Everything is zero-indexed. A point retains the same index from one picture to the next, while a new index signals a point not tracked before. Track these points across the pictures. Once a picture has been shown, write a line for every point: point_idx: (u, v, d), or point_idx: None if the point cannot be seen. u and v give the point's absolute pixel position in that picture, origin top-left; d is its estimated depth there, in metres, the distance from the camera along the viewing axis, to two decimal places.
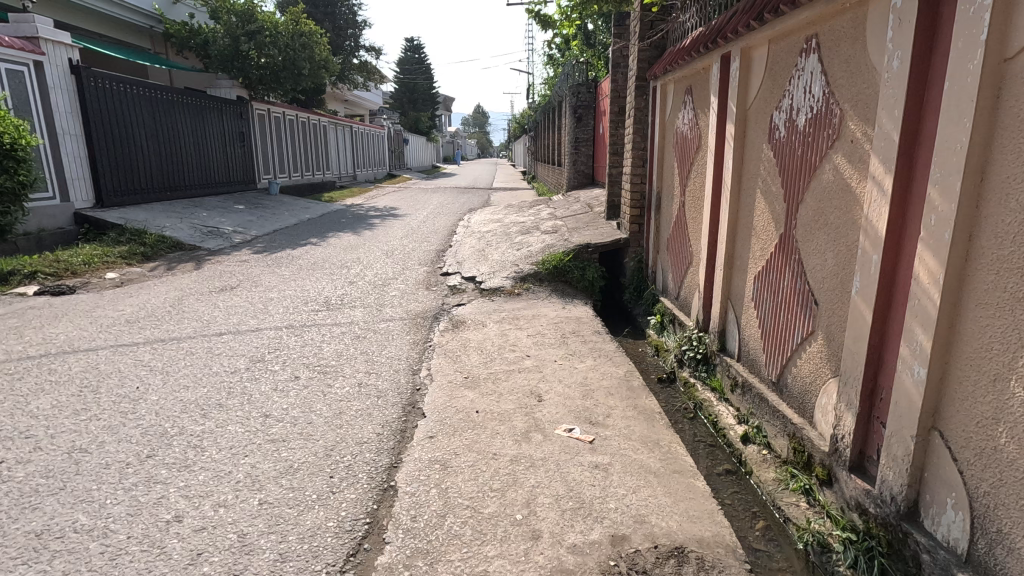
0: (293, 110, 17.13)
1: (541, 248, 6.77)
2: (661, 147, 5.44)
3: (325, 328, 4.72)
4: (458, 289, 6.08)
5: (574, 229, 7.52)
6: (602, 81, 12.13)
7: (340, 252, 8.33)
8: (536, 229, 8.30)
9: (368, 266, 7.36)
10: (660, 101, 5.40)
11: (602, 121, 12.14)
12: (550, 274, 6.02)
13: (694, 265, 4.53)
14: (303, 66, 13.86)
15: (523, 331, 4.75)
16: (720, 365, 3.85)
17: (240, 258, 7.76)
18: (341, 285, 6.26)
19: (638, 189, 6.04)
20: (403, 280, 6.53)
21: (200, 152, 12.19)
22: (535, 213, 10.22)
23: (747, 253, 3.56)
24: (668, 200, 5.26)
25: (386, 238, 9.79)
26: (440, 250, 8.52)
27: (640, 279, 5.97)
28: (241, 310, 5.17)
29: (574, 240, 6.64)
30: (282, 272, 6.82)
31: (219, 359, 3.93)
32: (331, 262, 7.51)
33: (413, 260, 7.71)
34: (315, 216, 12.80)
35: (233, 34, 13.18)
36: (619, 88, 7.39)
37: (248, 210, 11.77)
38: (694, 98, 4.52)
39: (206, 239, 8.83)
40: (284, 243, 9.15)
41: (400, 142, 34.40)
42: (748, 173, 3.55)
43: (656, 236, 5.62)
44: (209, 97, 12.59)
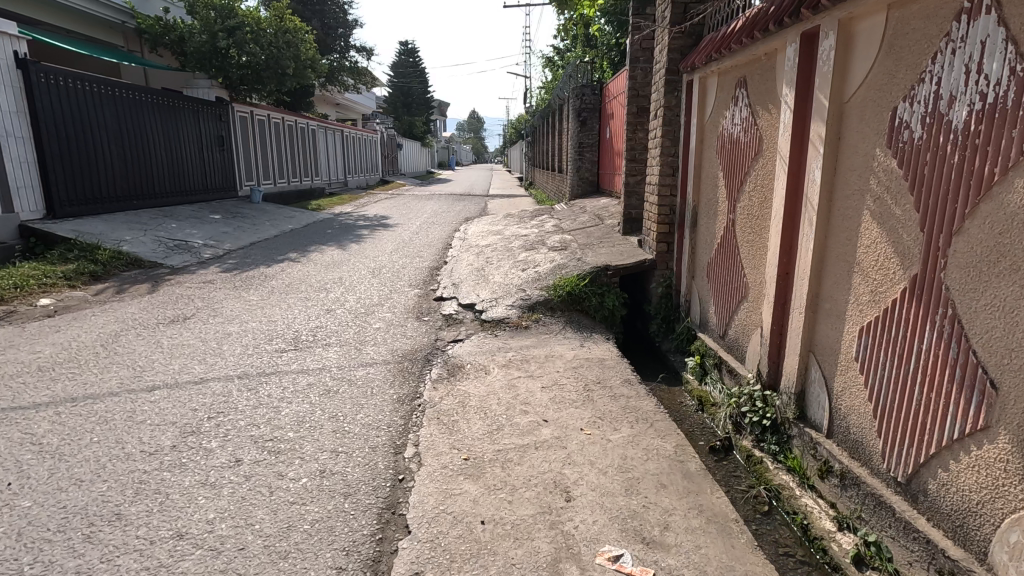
0: (278, 113, 16.18)
1: (551, 268, 5.85)
2: (699, 152, 4.53)
3: (289, 378, 3.77)
4: (454, 320, 5.15)
5: (586, 246, 6.60)
6: (610, 81, 11.26)
7: (320, 270, 7.37)
8: (541, 244, 7.39)
9: (350, 288, 6.41)
10: (697, 97, 4.49)
11: (609, 126, 11.26)
12: (563, 302, 5.09)
13: (754, 301, 3.62)
14: (286, 66, 12.91)
15: (535, 382, 3.81)
16: (800, 438, 2.93)
17: (205, 278, 6.81)
18: (317, 314, 5.32)
19: (667, 202, 5.13)
20: (390, 307, 5.60)
21: (174, 157, 11.25)
22: (539, 225, 9.30)
23: (844, 294, 2.64)
24: (710, 217, 4.35)
25: (374, 252, 8.83)
26: (434, 268, 7.58)
27: (671, 308, 5.07)
28: (189, 351, 4.23)
29: (589, 259, 5.73)
30: (249, 297, 5.86)
31: (138, 431, 2.97)
32: (309, 283, 6.56)
33: (403, 281, 6.77)
34: (299, 226, 11.86)
35: (211, 29, 12.09)
36: (637, 87, 6.51)
37: (225, 220, 10.80)
38: (752, 92, 3.60)
39: (170, 255, 7.86)
40: (259, 258, 8.18)
41: (393, 146, 33.46)
42: (846, 188, 2.63)
43: (691, 259, 4.71)
44: (183, 98, 11.63)
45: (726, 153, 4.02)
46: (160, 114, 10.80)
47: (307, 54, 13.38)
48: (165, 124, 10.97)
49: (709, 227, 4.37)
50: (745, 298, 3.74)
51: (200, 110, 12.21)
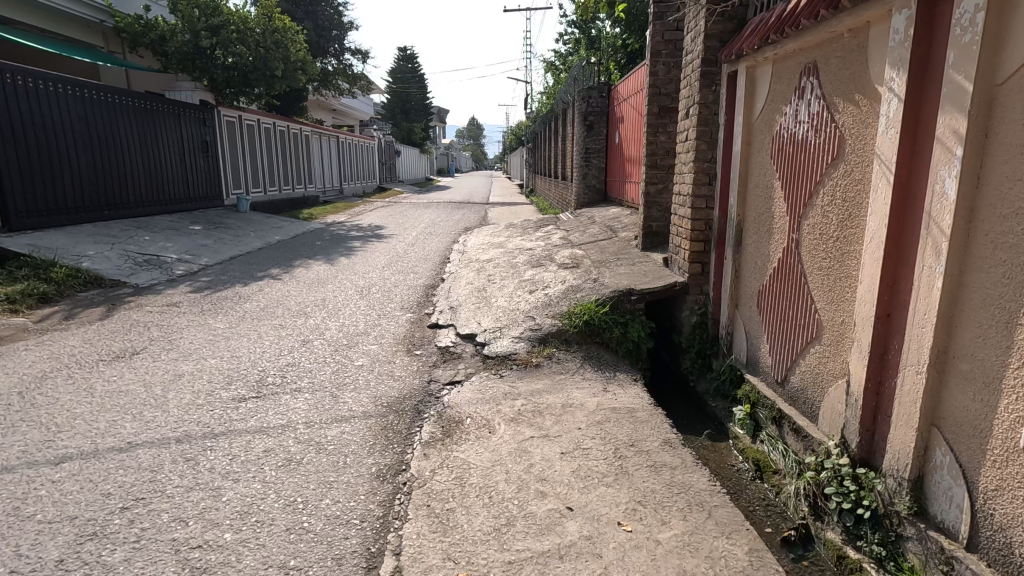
0: (269, 117, 15.47)
1: (563, 291, 5.08)
2: (746, 157, 3.77)
3: (241, 441, 2.99)
4: (451, 354, 4.38)
5: (601, 263, 5.84)
6: (619, 83, 10.56)
7: (302, 290, 6.60)
8: (549, 261, 6.62)
9: (334, 312, 5.64)
10: (743, 90, 3.73)
11: (619, 130, 10.54)
12: (580, 334, 4.33)
13: (831, 345, 2.85)
14: (275, 67, 12.21)
15: (552, 445, 3.03)
16: (921, 544, 2.15)
17: (171, 300, 6.03)
18: (290, 347, 4.54)
19: (703, 216, 4.36)
20: (377, 338, 4.82)
21: (153, 165, 10.54)
22: (545, 238, 8.54)
23: (1000, 355, 1.87)
24: (762, 235, 3.59)
25: (364, 268, 8.06)
26: (429, 287, 6.81)
27: (708, 343, 4.31)
28: (124, 400, 3.45)
29: (608, 281, 4.96)
30: (215, 325, 5.08)
31: (17, 536, 2.19)
32: (287, 306, 5.79)
33: (394, 304, 5.99)
34: (286, 238, 11.10)
35: (193, 28, 11.40)
36: (658, 84, 5.76)
37: (206, 231, 10.05)
38: (827, 80, 2.85)
39: (137, 271, 7.09)
40: (237, 275, 7.42)
41: (391, 154, 32.81)
42: (1001, 205, 1.86)
43: (736, 285, 3.95)
44: (163, 100, 10.90)
45: (786, 158, 3.26)
46: (137, 119, 10.11)
47: (298, 55, 12.71)
48: (142, 129, 10.26)
49: (761, 248, 3.61)
50: (818, 340, 2.97)
51: (182, 115, 11.49)
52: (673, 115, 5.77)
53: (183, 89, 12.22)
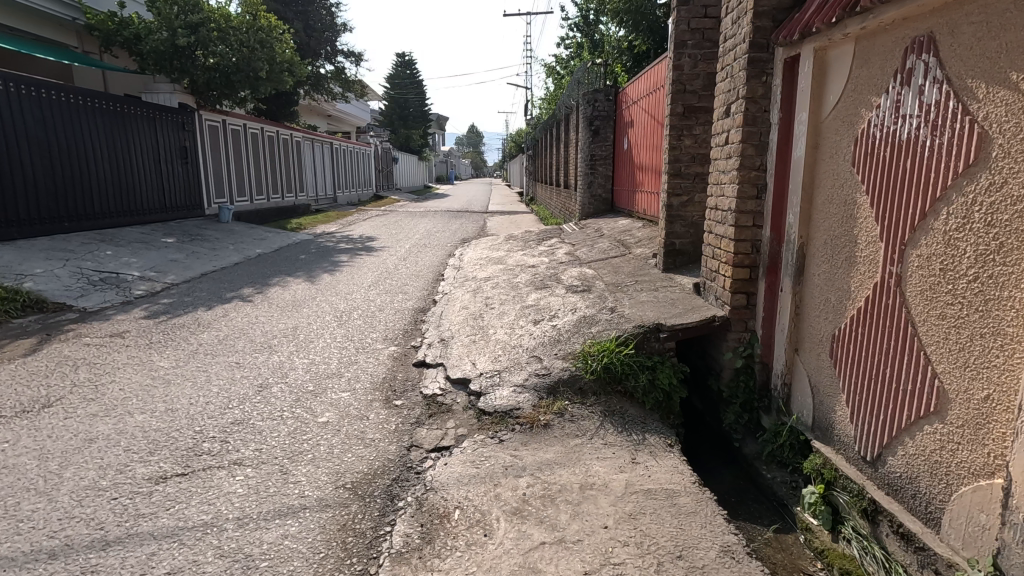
0: (257, 122, 14.72)
1: (574, 323, 4.26)
2: (812, 163, 2.96)
3: (139, 558, 2.16)
4: (438, 407, 3.55)
5: (618, 287, 5.02)
6: (628, 85, 9.81)
7: (273, 315, 5.77)
8: (555, 282, 5.81)
9: (304, 344, 4.81)
10: (809, 78, 2.93)
11: (628, 136, 9.77)
12: (598, 382, 3.51)
13: (964, 428, 2.03)
14: (258, 68, 11.43)
15: (571, 560, 2.20)
16: None
17: (117, 328, 5.22)
18: (241, 395, 3.72)
19: (749, 236, 3.54)
20: (350, 382, 3.99)
21: (122, 172, 9.78)
22: (548, 254, 7.73)
23: None
24: (836, 264, 2.78)
25: (348, 287, 7.25)
26: (419, 311, 5.99)
27: (756, 393, 3.50)
28: (3, 482, 2.63)
29: (630, 311, 4.13)
30: (159, 364, 4.26)
31: None
32: (251, 337, 4.97)
33: (376, 334, 5.17)
34: (269, 251, 10.30)
35: (171, 25, 10.59)
36: (683, 79, 4.95)
37: (180, 244, 9.25)
38: (953, 56, 2.05)
39: (88, 293, 6.28)
40: (203, 296, 6.60)
41: (389, 161, 32.15)
42: None
43: (797, 325, 3.13)
44: (136, 103, 10.13)
45: (880, 164, 2.46)
46: (105, 122, 9.38)
47: (283, 56, 11.98)
48: (111, 133, 9.51)
49: (835, 281, 2.80)
50: (937, 416, 2.16)
51: (158, 118, 10.74)
52: (700, 114, 4.96)
53: (161, 91, 11.49)
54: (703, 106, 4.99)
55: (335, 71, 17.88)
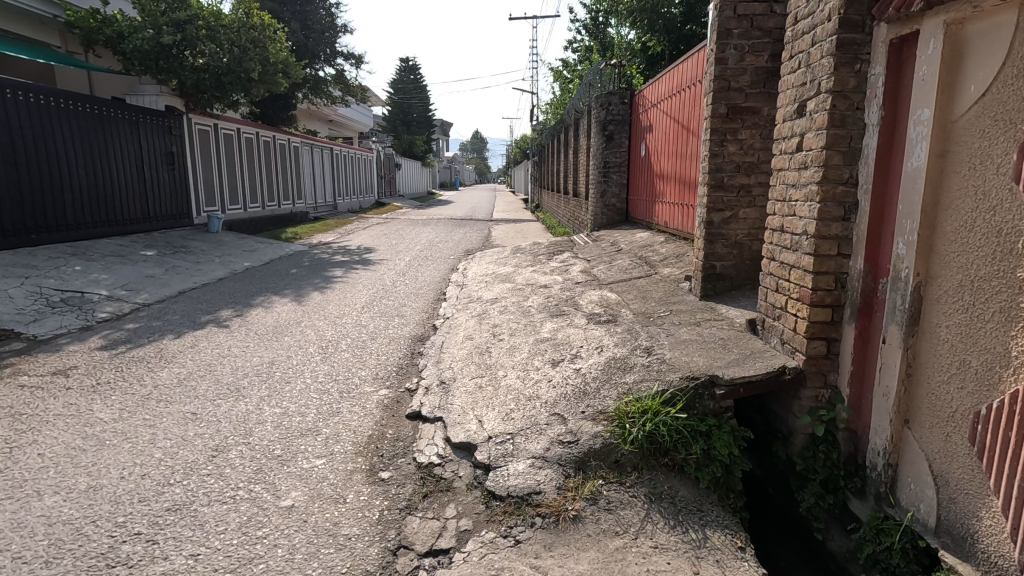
0: (252, 127, 14.08)
1: (603, 368, 3.50)
2: (935, 176, 2.21)
3: None
4: (435, 483, 2.80)
5: (651, 319, 4.26)
6: (647, 87, 9.12)
7: (248, 346, 5.02)
8: (573, 309, 5.06)
9: (277, 387, 4.05)
10: (934, 63, 2.18)
11: (646, 142, 9.04)
12: (640, 453, 2.76)
13: None
14: (250, 69, 10.76)
15: None
16: None
17: (62, 364, 4.47)
18: (189, 464, 2.96)
19: (832, 268, 2.78)
20: (328, 442, 3.24)
21: (100, 179, 9.12)
22: (561, 271, 6.98)
23: None
24: (984, 317, 2.02)
25: (338, 309, 6.50)
26: (415, 341, 5.24)
27: (841, 469, 2.72)
28: None
29: (673, 354, 3.38)
30: (96, 415, 3.51)
31: None
32: (218, 376, 4.23)
33: (365, 372, 4.41)
34: (258, 264, 9.58)
35: (156, 22, 9.97)
36: (727, 75, 4.20)
37: (160, 258, 8.54)
38: None
39: (42, 317, 5.55)
40: (174, 320, 5.87)
41: (391, 167, 31.46)
42: None
43: (909, 389, 2.37)
44: (117, 105, 9.48)
45: None
46: (80, 125, 8.74)
47: (276, 56, 11.32)
48: (87, 137, 8.86)
49: (979, 339, 2.04)
50: None
51: (142, 121, 10.09)
52: (746, 116, 4.23)
53: (146, 93, 10.57)
54: (750, 106, 4.24)
55: (335, 74, 17.20)
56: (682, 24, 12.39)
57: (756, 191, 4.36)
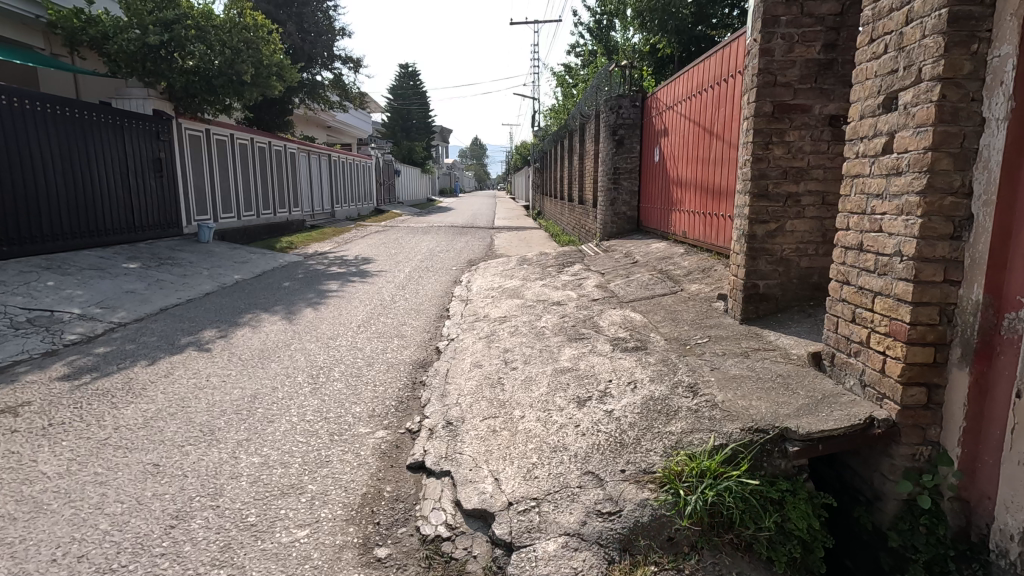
0: (246, 132, 13.58)
1: (641, 410, 2.96)
2: None
3: None
4: (444, 567, 2.25)
5: (688, 347, 3.73)
6: (661, 89, 8.64)
7: (228, 375, 4.46)
8: (594, 333, 4.52)
9: (257, 429, 3.49)
10: None
11: (660, 146, 8.55)
12: (698, 529, 2.22)
13: None
14: (242, 71, 10.28)
15: None
16: None
17: (14, 398, 3.92)
18: (139, 539, 2.40)
19: (936, 297, 2.24)
20: (313, 506, 2.68)
21: (81, 187, 8.60)
22: (575, 286, 6.45)
23: None
24: None
25: (332, 328, 5.95)
26: (417, 368, 4.69)
27: (950, 549, 2.19)
28: None
29: (726, 395, 2.85)
30: (37, 470, 2.95)
31: None
32: (190, 415, 3.67)
33: (360, 407, 3.86)
34: (249, 276, 9.04)
35: (142, 22, 9.49)
36: (773, 69, 3.69)
37: (144, 271, 8.01)
38: None
39: (2, 341, 4.99)
40: (150, 343, 5.31)
41: (390, 174, 30.98)
42: None
43: None
44: (101, 108, 8.98)
45: None
46: (59, 129, 8.22)
47: (270, 58, 10.84)
48: (67, 142, 8.35)
49: None
50: None
51: (127, 126, 9.58)
52: (794, 116, 3.72)
53: (132, 97, 10.12)
54: (799, 104, 3.72)
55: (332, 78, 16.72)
56: (693, 25, 11.92)
57: (806, 200, 3.83)
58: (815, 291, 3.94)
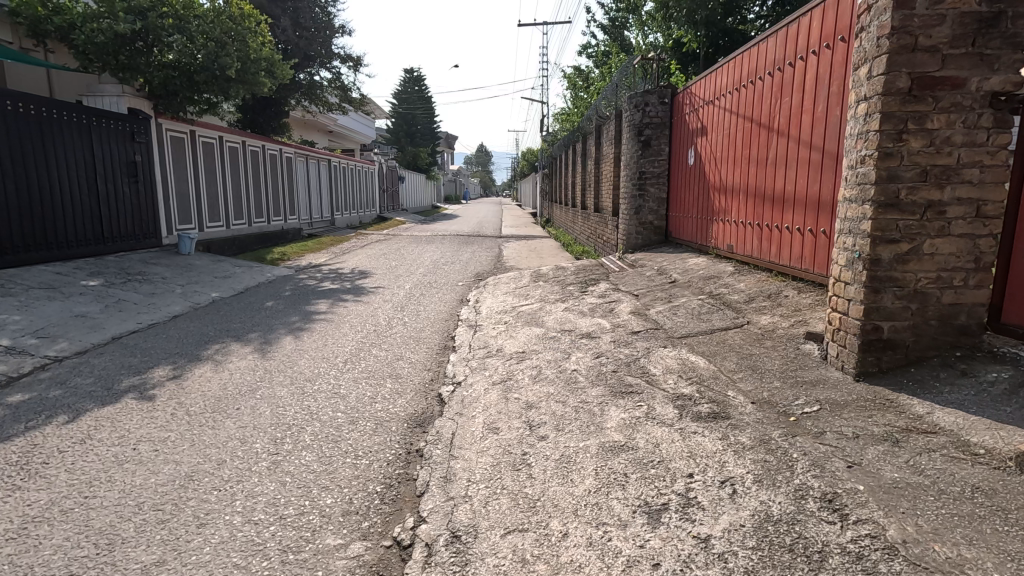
0: (237, 135, 12.62)
1: (762, 548, 1.87)
2: None
3: None
4: None
5: (793, 419, 2.64)
6: (696, 82, 7.61)
7: (165, 439, 3.40)
8: (646, 386, 3.43)
9: (179, 542, 2.42)
10: None
11: (695, 147, 7.53)
12: None
13: None
14: (227, 66, 9.31)
15: None
16: None
17: None
18: None
19: None
20: None
21: (39, 193, 7.58)
22: (605, 313, 5.37)
23: None
24: None
25: (313, 364, 4.89)
26: (412, 427, 3.62)
27: None
28: None
29: (903, 528, 1.79)
30: None
31: None
32: (90, 515, 2.60)
33: (332, 498, 2.79)
34: (229, 294, 8.02)
35: (113, 10, 8.52)
36: (912, 26, 2.63)
37: (104, 289, 6.99)
38: None
39: None
40: (81, 388, 4.25)
41: (394, 180, 30.15)
42: None
43: None
44: (64, 105, 7.97)
45: None
46: (13, 128, 7.17)
47: (258, 52, 9.87)
48: (22, 142, 7.34)
49: None
50: None
51: (97, 125, 8.57)
52: (941, 93, 2.66)
53: (105, 94, 9.07)
54: (947, 76, 2.65)
55: (331, 78, 15.80)
56: (723, 18, 10.87)
57: (953, 211, 2.75)
58: (961, 337, 2.84)
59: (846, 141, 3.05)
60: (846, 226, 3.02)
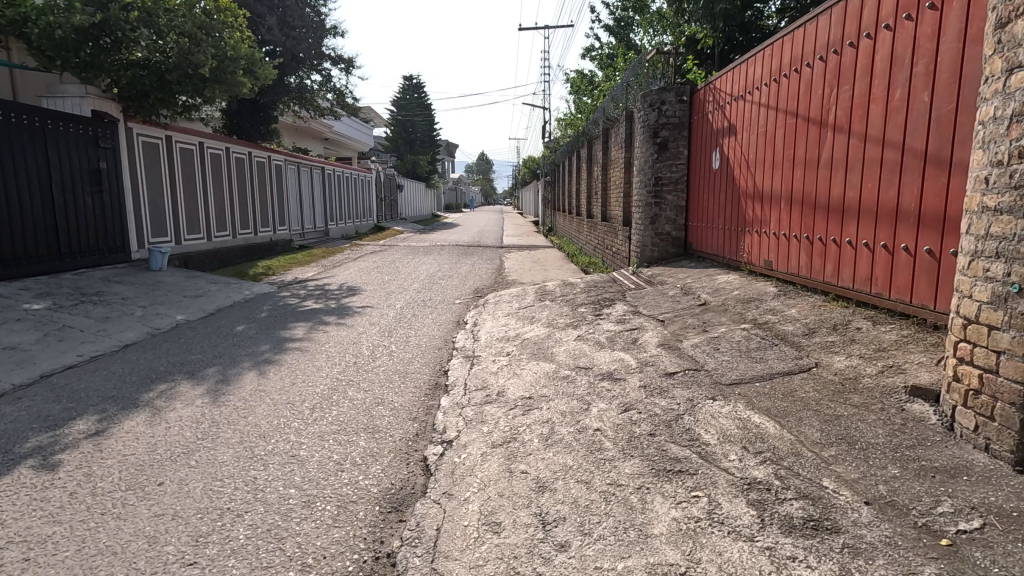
0: (221, 140, 11.82)
1: None
2: None
3: None
4: None
5: (949, 544, 1.76)
6: (720, 76, 6.77)
7: (46, 540, 2.48)
8: (701, 462, 2.53)
9: None
10: None
11: (720, 149, 6.68)
12: None
13: None
14: (201, 63, 8.47)
15: None
16: None
17: None
18: None
19: None
20: None
21: None
22: (629, 345, 4.47)
23: None
24: None
25: (273, 413, 3.97)
26: (385, 512, 2.71)
27: None
28: None
29: None
30: None
31: None
32: None
33: None
34: (197, 316, 7.15)
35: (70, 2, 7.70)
36: None
37: (49, 313, 6.12)
38: None
39: None
40: None
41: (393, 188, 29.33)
42: None
43: None
44: (16, 106, 7.14)
45: None
46: None
47: (235, 49, 9.02)
48: None
49: None
50: None
51: (55, 129, 7.74)
52: None
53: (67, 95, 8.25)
54: None
55: (323, 81, 15.01)
56: (743, 10, 10.01)
57: None
58: None
59: (989, 128, 2.19)
60: (991, 246, 2.15)
